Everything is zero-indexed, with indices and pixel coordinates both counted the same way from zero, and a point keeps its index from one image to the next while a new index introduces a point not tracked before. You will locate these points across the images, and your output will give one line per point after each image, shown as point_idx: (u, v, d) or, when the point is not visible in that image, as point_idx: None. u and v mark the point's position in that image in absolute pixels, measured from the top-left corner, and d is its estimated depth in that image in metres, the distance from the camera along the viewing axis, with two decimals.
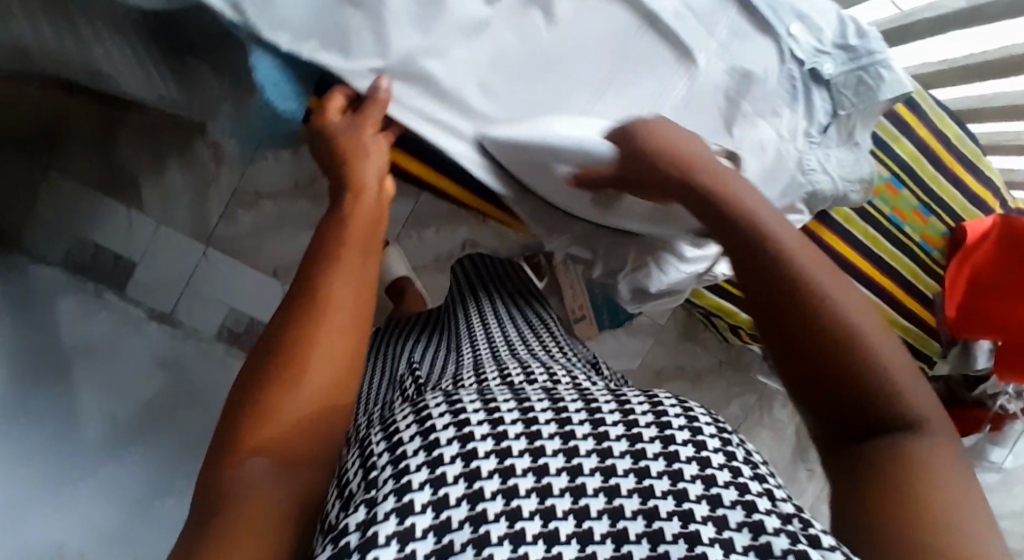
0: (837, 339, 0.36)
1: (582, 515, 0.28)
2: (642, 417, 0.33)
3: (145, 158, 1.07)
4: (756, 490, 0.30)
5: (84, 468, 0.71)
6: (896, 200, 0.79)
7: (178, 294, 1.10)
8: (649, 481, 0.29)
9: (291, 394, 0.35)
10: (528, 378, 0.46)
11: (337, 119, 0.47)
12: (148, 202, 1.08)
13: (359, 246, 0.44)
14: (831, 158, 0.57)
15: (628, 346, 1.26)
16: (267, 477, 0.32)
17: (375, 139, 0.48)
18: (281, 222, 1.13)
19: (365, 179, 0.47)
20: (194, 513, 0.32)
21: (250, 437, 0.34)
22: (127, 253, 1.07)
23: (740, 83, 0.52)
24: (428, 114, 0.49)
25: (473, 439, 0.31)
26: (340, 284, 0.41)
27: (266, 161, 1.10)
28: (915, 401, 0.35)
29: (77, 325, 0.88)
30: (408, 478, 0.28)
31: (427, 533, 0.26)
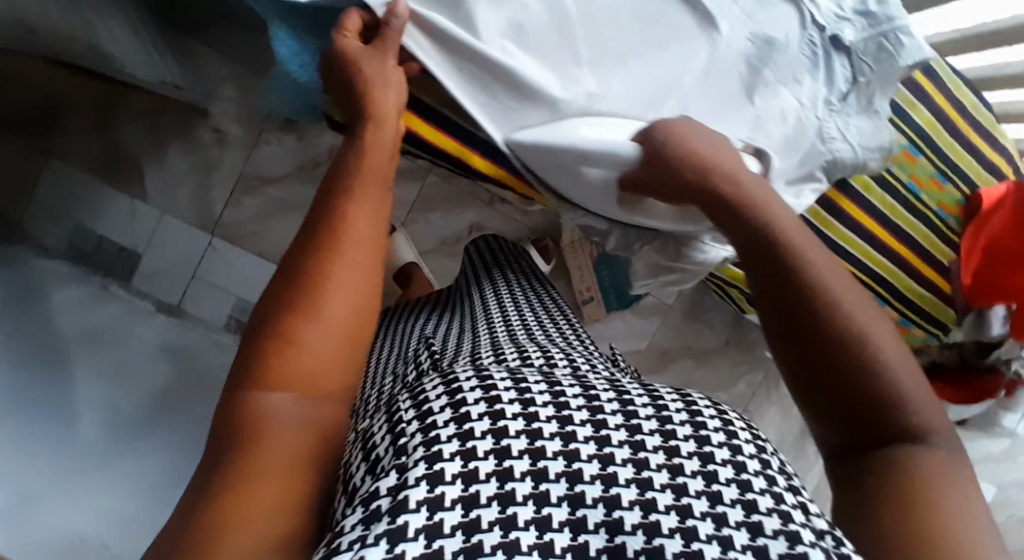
0: (849, 341, 0.37)
1: (613, 505, 0.27)
2: (676, 415, 0.32)
3: (144, 144, 1.05)
4: (791, 502, 0.29)
5: (102, 458, 0.71)
6: (914, 167, 0.78)
7: (185, 283, 1.10)
8: (682, 479, 0.28)
9: (314, 326, 0.36)
10: (550, 361, 0.45)
11: (354, 41, 0.45)
12: (150, 190, 1.07)
13: (374, 197, 0.43)
14: (850, 126, 0.57)
15: (636, 325, 1.26)
16: (296, 408, 0.34)
17: (395, 72, 0.47)
18: (286, 208, 1.12)
19: (383, 102, 0.46)
20: (218, 433, 0.33)
21: (276, 365, 0.34)
22: (131, 244, 1.06)
23: (762, 50, 0.52)
24: (443, 61, 0.49)
25: (504, 416, 0.30)
26: (361, 227, 0.41)
27: (270, 146, 1.09)
28: (916, 412, 0.35)
29: (84, 312, 0.87)
30: (438, 447, 0.27)
31: (455, 505, 0.26)
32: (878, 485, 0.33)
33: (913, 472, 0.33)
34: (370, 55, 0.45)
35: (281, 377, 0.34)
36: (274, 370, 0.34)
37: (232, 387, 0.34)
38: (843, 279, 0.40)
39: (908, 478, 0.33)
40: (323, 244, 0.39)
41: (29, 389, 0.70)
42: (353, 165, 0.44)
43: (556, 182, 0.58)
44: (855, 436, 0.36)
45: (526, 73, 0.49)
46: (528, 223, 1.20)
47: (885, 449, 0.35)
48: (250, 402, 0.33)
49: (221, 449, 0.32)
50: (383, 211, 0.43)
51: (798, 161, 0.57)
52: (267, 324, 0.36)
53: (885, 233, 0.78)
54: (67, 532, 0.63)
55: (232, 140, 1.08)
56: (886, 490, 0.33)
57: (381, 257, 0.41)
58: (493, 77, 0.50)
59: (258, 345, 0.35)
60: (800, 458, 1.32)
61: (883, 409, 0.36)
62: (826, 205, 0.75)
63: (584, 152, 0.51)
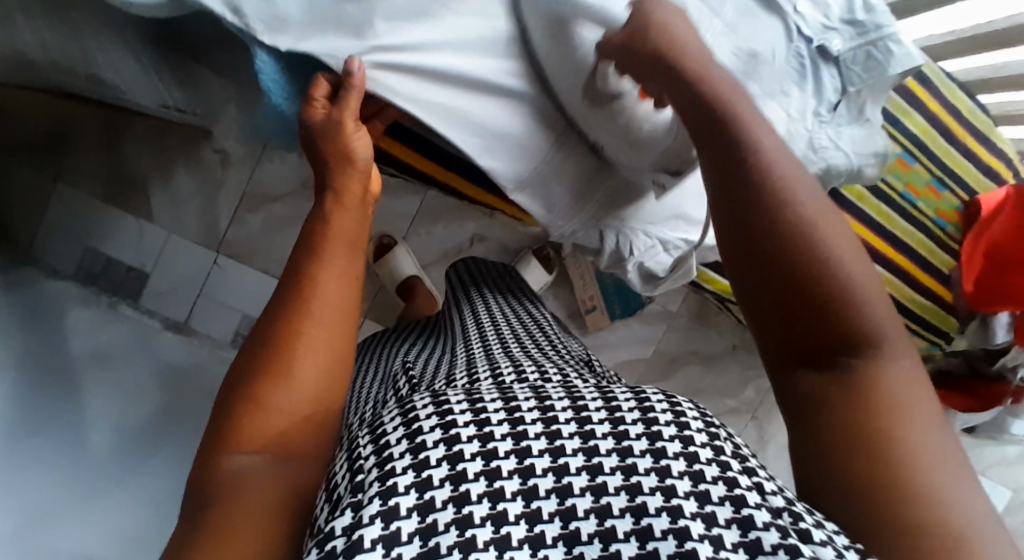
0: (796, 253, 0.37)
1: (568, 516, 0.27)
2: (628, 413, 0.31)
3: (150, 166, 1.07)
4: (746, 484, 0.28)
5: (113, 475, 0.72)
6: (908, 175, 0.78)
7: (192, 301, 1.11)
8: (637, 479, 0.28)
9: (282, 388, 0.37)
10: (521, 375, 0.45)
11: (321, 113, 0.44)
12: (157, 211, 1.08)
13: (343, 233, 0.45)
14: (842, 135, 0.55)
15: (641, 333, 1.26)
16: (263, 469, 0.34)
17: (358, 133, 0.47)
18: (289, 225, 1.13)
19: (352, 182, 0.48)
20: (187, 509, 0.33)
21: (242, 432, 0.35)
22: (139, 264, 1.08)
23: (747, 64, 0.50)
24: (424, 97, 0.45)
25: (459, 440, 0.29)
26: (332, 279, 0.42)
27: (273, 164, 1.10)
28: (875, 321, 0.36)
29: (93, 333, 0.88)
30: (393, 480, 0.26)
31: (412, 538, 0.25)
32: (827, 410, 0.34)
33: (880, 388, 0.34)
34: (332, 121, 0.44)
35: (256, 442, 0.35)
36: (249, 437, 0.35)
37: (201, 456, 0.35)
38: (807, 191, 0.40)
39: (849, 392, 0.34)
40: (287, 302, 0.40)
41: (39, 409, 0.71)
42: (325, 220, 0.45)
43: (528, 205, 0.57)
44: (814, 353, 0.36)
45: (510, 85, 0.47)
46: (530, 232, 1.20)
47: (839, 367, 0.35)
48: (217, 469, 0.34)
49: (186, 521, 0.32)
50: (355, 270, 0.44)
51: None
52: (236, 395, 0.36)
53: (882, 242, 0.78)
54: (73, 551, 0.64)
55: (235, 159, 1.09)
56: (834, 415, 0.34)
57: (352, 300, 0.43)
58: (486, 107, 0.48)
59: (223, 416, 0.36)
60: None
61: (841, 329, 0.36)
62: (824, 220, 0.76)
63: (580, 7, 0.43)
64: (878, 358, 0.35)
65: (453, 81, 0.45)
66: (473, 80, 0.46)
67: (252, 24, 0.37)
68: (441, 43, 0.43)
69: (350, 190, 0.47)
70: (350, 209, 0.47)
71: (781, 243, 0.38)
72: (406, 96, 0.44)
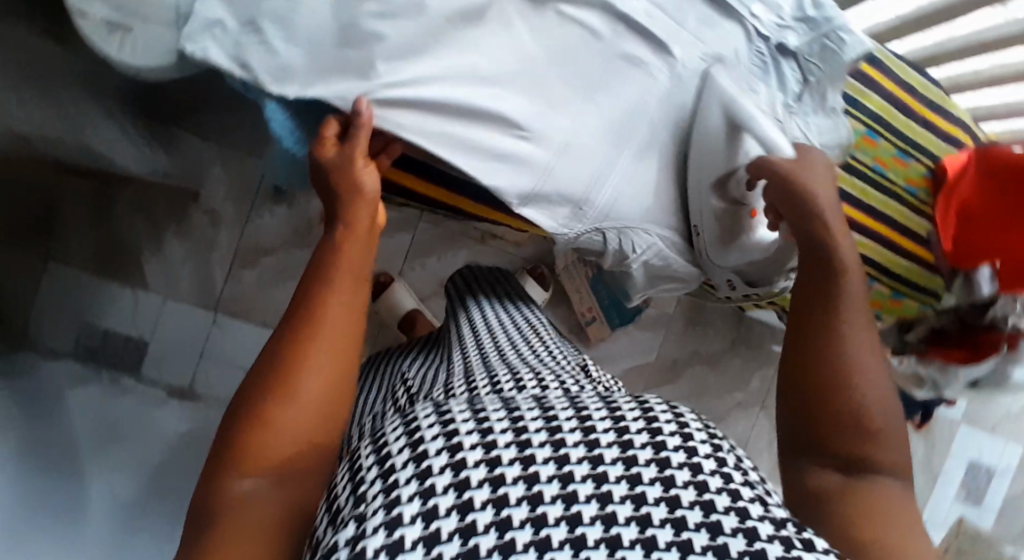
0: (845, 388, 0.44)
1: (575, 522, 0.27)
2: (634, 424, 0.33)
3: (139, 232, 1.07)
4: (748, 496, 0.31)
5: (139, 544, 0.72)
6: (876, 150, 0.79)
7: (195, 364, 1.12)
8: (641, 488, 0.29)
9: (292, 408, 0.38)
10: (519, 386, 0.47)
11: (331, 151, 0.47)
12: (151, 278, 1.09)
13: (352, 268, 0.46)
14: (811, 125, 0.59)
15: (641, 339, 1.28)
16: (264, 496, 0.35)
17: (368, 171, 0.49)
18: (284, 276, 1.14)
19: (360, 215, 0.49)
20: (196, 525, 0.34)
21: (247, 456, 0.36)
22: (137, 333, 1.08)
23: (715, 67, 0.55)
24: (425, 127, 0.48)
25: (462, 448, 0.30)
26: (336, 309, 0.43)
27: (263, 217, 1.12)
28: (888, 450, 0.42)
29: (107, 401, 0.88)
30: (396, 492, 0.27)
31: (416, 545, 0.25)
32: (826, 496, 0.40)
33: (876, 494, 0.40)
34: (345, 161, 0.47)
35: (253, 468, 0.35)
36: (249, 460, 0.36)
37: (205, 478, 0.36)
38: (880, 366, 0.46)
39: (855, 494, 0.40)
40: (292, 329, 0.41)
41: (65, 482, 0.71)
42: (334, 253, 0.47)
43: (539, 219, 0.57)
44: (829, 455, 0.43)
45: (503, 109, 0.49)
46: (522, 254, 1.22)
47: (846, 471, 0.41)
48: (224, 491, 0.34)
49: (194, 541, 0.33)
50: (356, 295, 0.46)
51: None
52: (238, 420, 0.37)
53: (859, 214, 0.79)
54: None
55: (225, 218, 1.11)
56: (835, 507, 0.39)
57: (353, 330, 0.44)
58: (490, 127, 0.50)
59: (228, 438, 0.37)
60: None
61: (858, 439, 0.42)
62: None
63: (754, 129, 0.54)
64: (882, 477, 0.41)
65: (452, 113, 0.48)
66: (472, 110, 0.48)
67: (259, 75, 0.42)
68: (435, 77, 0.46)
69: (358, 223, 0.49)
70: (358, 238, 0.48)
71: (831, 369, 0.45)
72: (412, 131, 0.47)
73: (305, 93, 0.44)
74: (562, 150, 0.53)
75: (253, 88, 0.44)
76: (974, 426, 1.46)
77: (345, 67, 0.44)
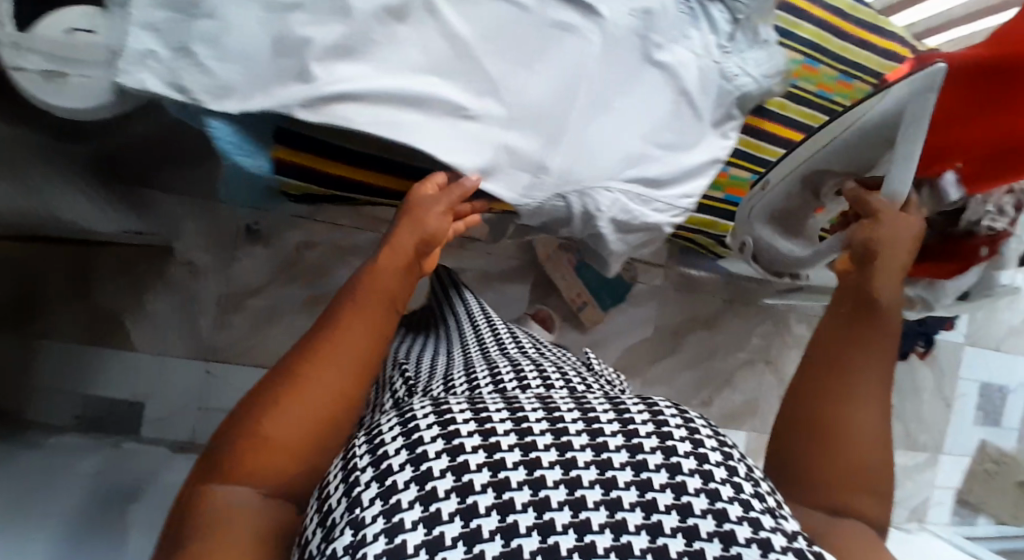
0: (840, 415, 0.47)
1: (579, 508, 0.31)
2: (642, 425, 0.35)
3: (120, 294, 1.04)
4: (758, 506, 0.32)
5: None
6: (818, 76, 0.81)
7: (193, 416, 1.10)
8: (647, 475, 0.32)
9: (285, 419, 0.38)
10: (523, 380, 0.47)
11: (429, 192, 0.54)
12: (139, 338, 1.06)
13: (384, 288, 0.48)
14: (749, 60, 0.59)
15: (637, 315, 1.27)
16: (251, 500, 0.36)
17: (441, 215, 0.53)
18: (271, 314, 1.13)
19: (408, 238, 0.52)
20: (184, 520, 0.35)
21: (237, 465, 0.36)
22: (133, 395, 1.06)
23: (645, 20, 0.53)
24: (377, 116, 0.48)
25: (462, 449, 0.32)
26: (355, 327, 0.44)
27: (241, 259, 1.10)
28: (873, 501, 0.45)
29: (118, 470, 0.88)
30: (396, 498, 0.30)
31: (418, 552, 0.29)
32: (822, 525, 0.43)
33: (857, 532, 0.43)
34: (428, 201, 0.53)
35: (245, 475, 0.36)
36: (243, 469, 0.36)
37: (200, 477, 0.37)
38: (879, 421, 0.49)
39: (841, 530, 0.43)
40: (309, 344, 0.42)
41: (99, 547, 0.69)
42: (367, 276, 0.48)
43: (502, 192, 0.56)
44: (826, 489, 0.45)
45: (440, 93, 0.49)
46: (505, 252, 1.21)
47: (841, 514, 0.44)
48: (212, 494, 0.35)
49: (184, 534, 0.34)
50: (386, 321, 0.47)
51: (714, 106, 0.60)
52: (244, 424, 0.38)
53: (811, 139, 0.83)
54: None
55: (204, 268, 1.08)
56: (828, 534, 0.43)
57: (370, 345, 0.44)
58: (440, 101, 0.49)
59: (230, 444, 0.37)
60: None
61: (855, 479, 0.45)
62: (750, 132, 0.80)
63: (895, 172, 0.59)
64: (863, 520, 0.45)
65: (395, 104, 0.48)
66: (413, 94, 0.48)
67: (199, 97, 0.44)
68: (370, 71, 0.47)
69: (402, 247, 0.52)
70: (392, 261, 0.51)
71: (837, 399, 0.48)
72: (367, 124, 0.48)
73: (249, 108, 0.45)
74: (508, 124, 0.53)
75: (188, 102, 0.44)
76: (980, 346, 1.47)
77: (281, 75, 0.45)
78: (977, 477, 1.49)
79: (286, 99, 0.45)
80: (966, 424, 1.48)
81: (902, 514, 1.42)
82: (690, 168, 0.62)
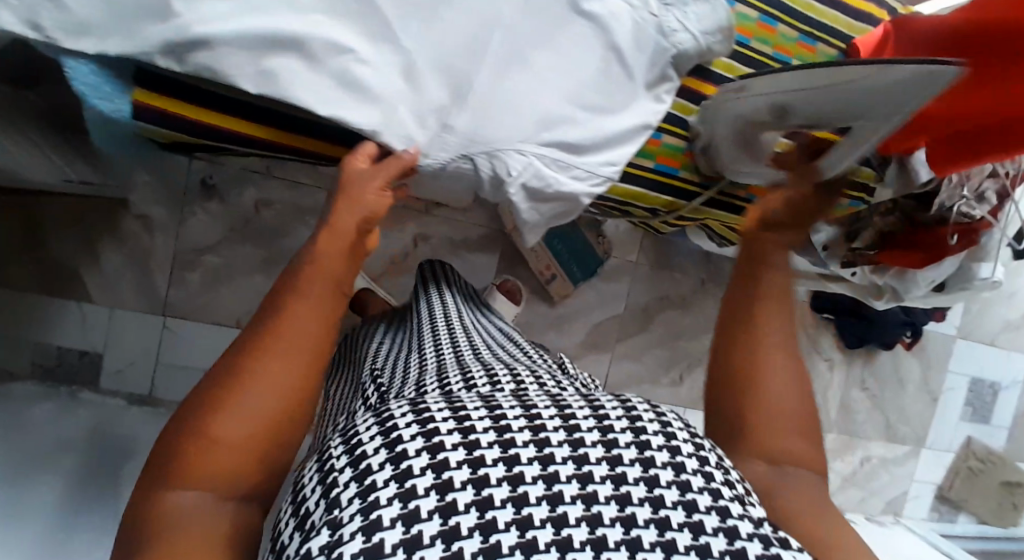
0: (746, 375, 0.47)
1: (560, 524, 0.29)
2: (621, 436, 0.34)
3: (76, 245, 1.03)
4: (734, 513, 0.33)
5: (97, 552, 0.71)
6: (776, 38, 0.65)
7: (152, 371, 1.10)
8: (631, 509, 0.30)
9: (229, 419, 0.35)
10: (491, 377, 0.44)
11: (362, 166, 0.48)
12: (95, 291, 1.05)
13: (327, 270, 0.43)
14: (690, 14, 0.53)
15: (607, 291, 1.24)
16: (205, 503, 0.33)
17: (380, 196, 0.48)
18: (230, 272, 1.12)
19: (347, 220, 0.46)
20: (129, 531, 0.32)
21: (185, 466, 0.33)
22: (90, 346, 1.06)
23: None
24: (252, 62, 0.42)
25: (448, 466, 0.30)
26: (309, 319, 0.40)
27: (197, 216, 1.08)
28: (802, 450, 0.45)
29: (67, 415, 0.87)
30: (376, 515, 0.28)
31: (396, 551, 0.26)
32: (773, 493, 0.43)
33: (808, 497, 0.43)
34: (361, 176, 0.47)
35: (193, 476, 0.33)
36: (189, 470, 0.33)
37: (146, 483, 0.34)
38: (794, 378, 0.47)
39: (783, 492, 0.43)
40: (259, 336, 0.38)
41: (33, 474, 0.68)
42: (313, 255, 0.44)
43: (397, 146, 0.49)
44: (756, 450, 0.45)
45: (330, 35, 0.43)
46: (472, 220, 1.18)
47: (779, 471, 0.44)
48: (163, 502, 0.32)
49: (131, 542, 0.31)
50: (335, 304, 0.43)
51: (647, 66, 0.54)
52: (189, 422, 0.34)
53: None
54: None
55: (159, 223, 1.07)
56: (784, 496, 0.42)
57: (326, 335, 0.41)
58: (321, 45, 0.43)
59: (173, 445, 0.34)
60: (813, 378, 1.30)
61: (777, 434, 0.45)
62: (687, 95, 0.64)
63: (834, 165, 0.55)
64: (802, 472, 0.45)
65: (273, 48, 0.42)
66: (291, 37, 0.42)
67: (55, 35, 0.39)
68: (245, 10, 0.41)
69: (345, 227, 0.46)
70: (337, 242, 0.45)
71: (745, 365, 0.48)
72: (242, 74, 0.42)
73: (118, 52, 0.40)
74: (409, 75, 0.47)
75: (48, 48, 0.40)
76: (973, 339, 1.41)
77: (143, 15, 0.39)
78: (959, 473, 1.45)
79: (151, 43, 0.39)
80: (952, 418, 1.43)
81: (877, 506, 1.38)
82: (613, 135, 0.56)
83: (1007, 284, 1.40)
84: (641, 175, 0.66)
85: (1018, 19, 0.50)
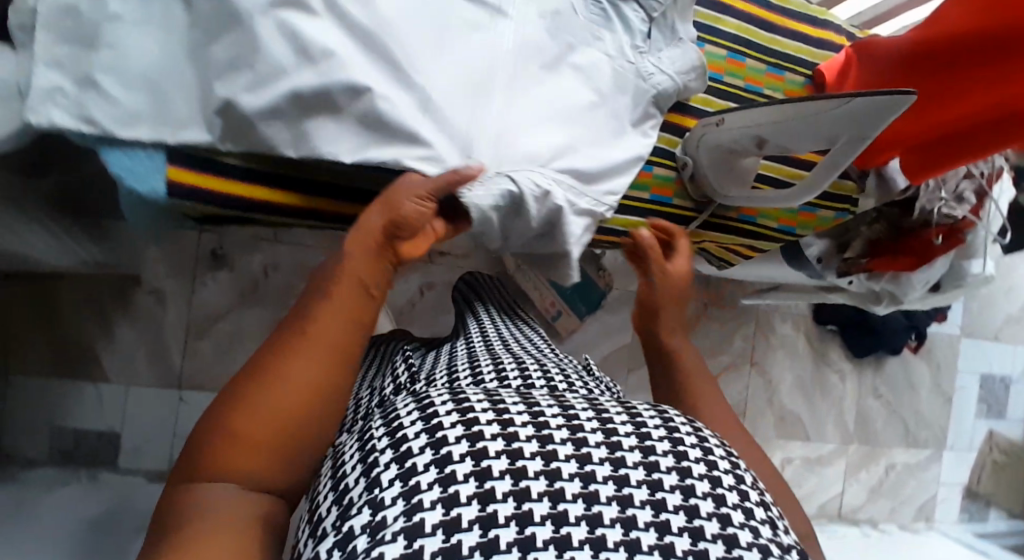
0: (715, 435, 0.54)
1: (596, 522, 0.29)
2: (654, 432, 0.35)
3: (90, 324, 1.05)
4: (759, 516, 0.33)
5: None
6: (745, 71, 0.72)
7: (170, 445, 1.09)
8: (661, 494, 0.31)
9: (266, 413, 0.36)
10: (523, 376, 0.46)
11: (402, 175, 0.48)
12: (111, 370, 1.06)
13: (356, 273, 0.45)
14: (662, 59, 0.61)
15: (612, 323, 1.26)
16: (233, 493, 0.35)
17: (415, 202, 0.47)
18: (242, 338, 1.14)
19: (369, 228, 0.47)
20: (168, 516, 0.33)
21: (219, 459, 0.35)
22: (108, 426, 1.06)
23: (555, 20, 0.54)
24: (275, 110, 0.44)
25: (481, 437, 0.32)
26: (337, 312, 0.42)
27: (207, 286, 1.12)
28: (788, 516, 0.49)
29: (96, 492, 0.86)
30: (418, 498, 0.29)
31: (436, 530, 0.27)
32: None
33: None
34: (402, 186, 0.47)
35: (228, 469, 0.35)
36: (223, 460, 0.35)
37: (185, 468, 0.35)
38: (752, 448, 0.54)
39: None
40: (297, 332, 0.41)
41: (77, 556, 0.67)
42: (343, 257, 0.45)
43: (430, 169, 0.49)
44: None
45: (366, 82, 0.45)
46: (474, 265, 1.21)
47: None
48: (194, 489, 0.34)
49: (162, 530, 0.32)
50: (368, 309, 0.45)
51: (630, 104, 0.60)
52: (232, 418, 0.36)
53: None
54: None
55: (170, 295, 1.10)
56: None
57: (354, 335, 0.43)
58: (342, 93, 0.44)
59: (212, 435, 0.36)
60: (826, 390, 1.31)
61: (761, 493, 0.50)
62: (673, 130, 0.68)
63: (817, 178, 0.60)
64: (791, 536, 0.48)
65: (306, 106, 0.44)
66: (325, 89, 0.44)
67: (105, 125, 0.43)
68: (269, 80, 0.43)
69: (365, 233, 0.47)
70: (364, 246, 0.46)
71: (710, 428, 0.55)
72: (280, 140, 0.45)
73: (177, 138, 0.45)
74: (427, 109, 0.48)
75: (92, 139, 0.44)
76: (977, 336, 1.43)
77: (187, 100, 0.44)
78: (986, 469, 1.44)
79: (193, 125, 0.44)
80: (969, 416, 1.43)
81: (909, 515, 1.37)
82: (615, 165, 0.60)
83: (1003, 279, 1.44)
84: (637, 206, 0.69)
85: (963, 33, 0.58)
